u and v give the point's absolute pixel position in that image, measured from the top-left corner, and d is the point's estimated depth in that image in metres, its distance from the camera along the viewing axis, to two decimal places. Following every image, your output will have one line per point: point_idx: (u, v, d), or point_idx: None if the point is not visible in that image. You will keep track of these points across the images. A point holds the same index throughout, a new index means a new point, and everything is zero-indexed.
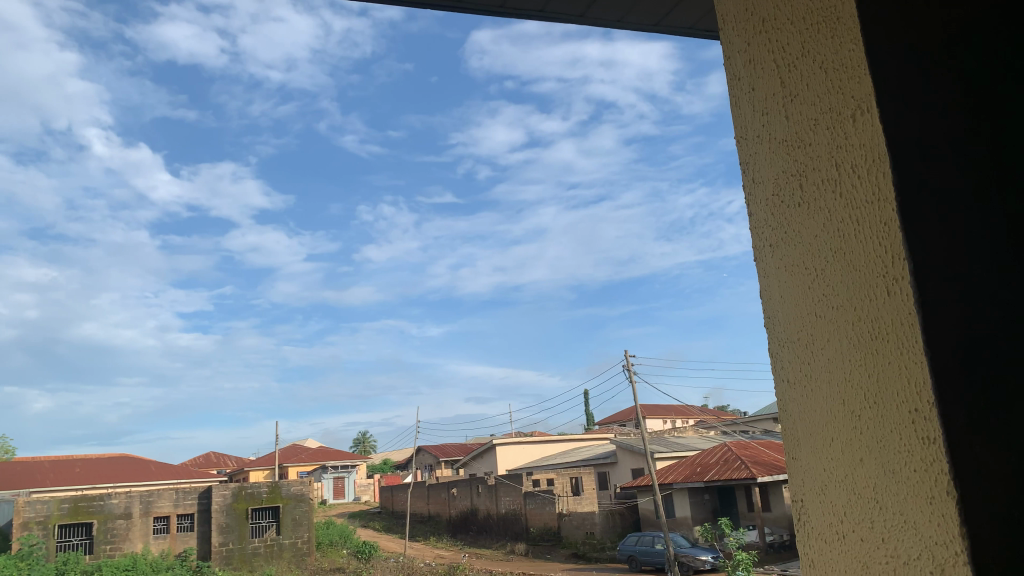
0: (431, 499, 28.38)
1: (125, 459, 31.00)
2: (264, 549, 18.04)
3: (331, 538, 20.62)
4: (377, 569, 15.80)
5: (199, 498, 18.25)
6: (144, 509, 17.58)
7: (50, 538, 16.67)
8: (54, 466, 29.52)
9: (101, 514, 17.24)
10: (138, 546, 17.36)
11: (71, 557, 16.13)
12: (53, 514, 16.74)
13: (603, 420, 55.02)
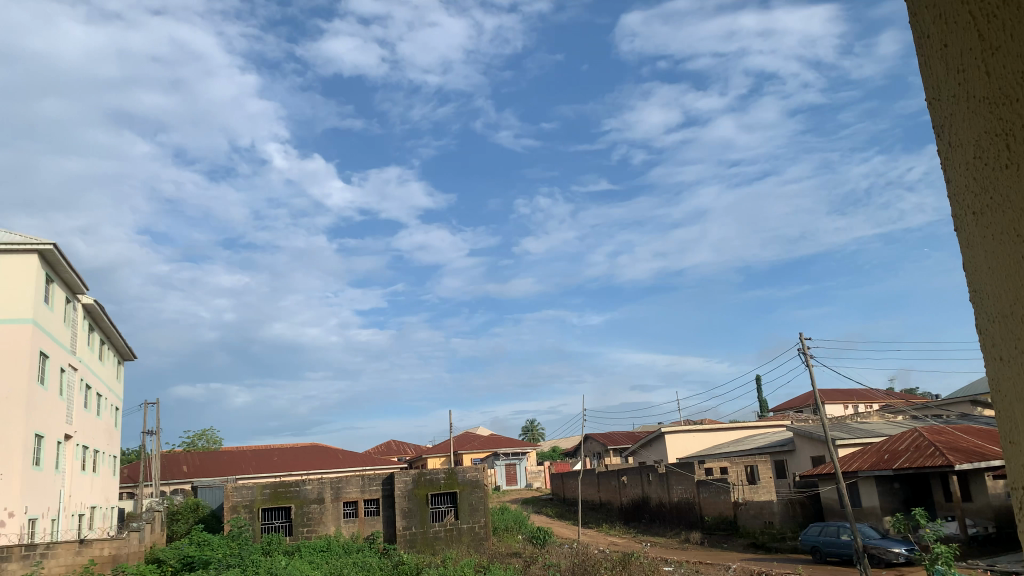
0: (601, 487, 28.46)
1: (316, 449, 33.39)
2: (444, 533, 18.79)
3: (507, 524, 21.20)
4: (552, 555, 16.06)
5: (382, 484, 19.29)
6: (334, 495, 18.88)
7: (255, 520, 18.32)
8: (255, 454, 32.36)
9: (297, 498, 18.66)
10: (331, 529, 18.67)
11: (274, 538, 17.64)
12: (257, 499, 18.37)
13: (778, 406, 52.72)
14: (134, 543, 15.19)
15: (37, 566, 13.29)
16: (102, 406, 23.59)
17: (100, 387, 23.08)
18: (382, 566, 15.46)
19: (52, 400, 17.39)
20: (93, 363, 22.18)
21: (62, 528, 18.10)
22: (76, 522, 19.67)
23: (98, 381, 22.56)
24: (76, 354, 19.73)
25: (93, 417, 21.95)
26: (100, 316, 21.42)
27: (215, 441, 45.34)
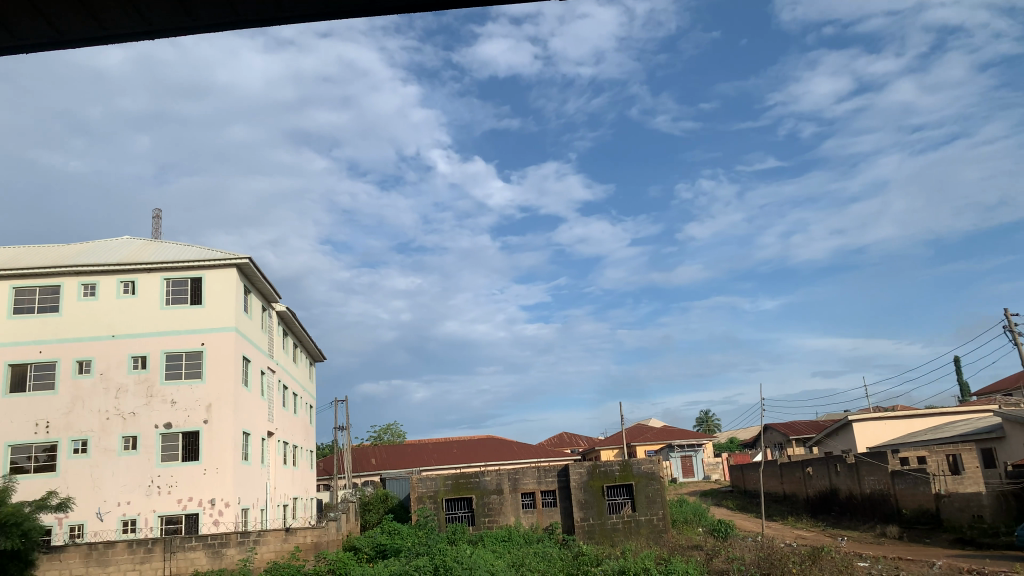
0: (785, 478, 27.26)
1: (493, 441, 34.36)
2: (622, 525, 18.81)
3: (686, 516, 20.82)
4: (735, 548, 15.57)
5: (558, 475, 19.56)
6: (512, 486, 19.30)
7: (440, 510, 19.10)
8: (436, 447, 33.81)
9: (478, 489, 19.23)
10: (511, 519, 19.14)
11: (458, 528, 18.35)
12: (440, 490, 19.14)
13: (982, 390, 48.08)
14: (332, 531, 16.24)
15: (251, 551, 14.65)
16: (298, 404, 25.54)
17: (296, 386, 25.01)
18: (563, 556, 15.61)
19: (255, 400, 19.04)
20: (288, 364, 24.04)
21: (270, 516, 19.82)
22: (282, 512, 21.41)
23: (293, 381, 24.47)
24: (273, 357, 21.49)
25: (291, 414, 23.85)
26: (293, 322, 23.20)
27: (400, 435, 47.79)
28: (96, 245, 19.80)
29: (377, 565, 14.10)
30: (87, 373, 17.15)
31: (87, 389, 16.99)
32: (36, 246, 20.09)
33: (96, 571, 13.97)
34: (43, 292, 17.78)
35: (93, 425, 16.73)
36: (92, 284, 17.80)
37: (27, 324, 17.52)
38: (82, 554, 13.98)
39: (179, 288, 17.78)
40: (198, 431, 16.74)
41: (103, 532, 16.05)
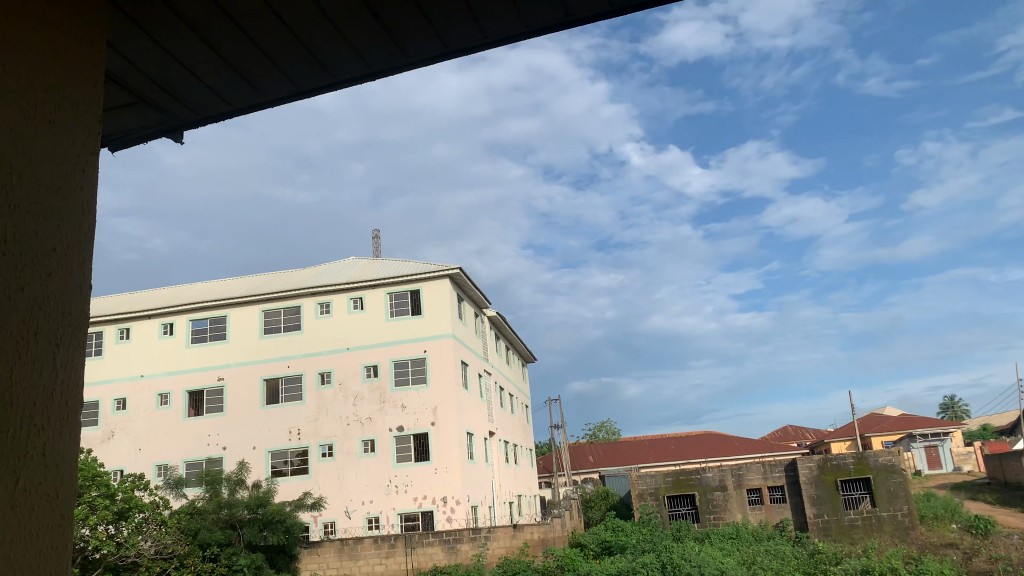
0: None
1: (712, 437, 33.40)
2: (862, 522, 17.55)
3: (936, 511, 18.98)
4: (999, 548, 13.95)
5: (786, 471, 18.63)
6: (737, 482, 18.67)
7: (662, 508, 18.95)
8: (653, 444, 33.51)
9: (701, 486, 18.82)
10: (738, 516, 18.52)
11: (683, 525, 18.06)
12: (661, 487, 18.99)
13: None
14: (558, 528, 16.51)
15: (483, 547, 15.34)
16: (515, 405, 26.40)
17: (512, 387, 25.91)
18: (798, 555, 14.81)
19: (476, 403, 19.92)
20: (503, 366, 24.96)
21: (498, 514, 20.64)
22: (509, 509, 22.23)
23: (509, 382, 25.37)
24: (489, 361, 22.39)
25: (509, 415, 24.74)
26: (504, 326, 24.03)
27: (615, 433, 47.88)
28: (326, 268, 21.74)
29: (605, 562, 14.19)
30: (328, 383, 18.88)
31: (329, 398, 18.73)
32: (277, 272, 22.43)
33: (349, 565, 15.28)
34: (285, 312, 19.80)
35: (337, 431, 18.36)
36: (327, 302, 19.60)
37: (274, 342, 19.57)
38: (336, 549, 15.34)
39: (400, 301, 19.07)
40: (427, 433, 17.80)
41: (352, 529, 17.52)
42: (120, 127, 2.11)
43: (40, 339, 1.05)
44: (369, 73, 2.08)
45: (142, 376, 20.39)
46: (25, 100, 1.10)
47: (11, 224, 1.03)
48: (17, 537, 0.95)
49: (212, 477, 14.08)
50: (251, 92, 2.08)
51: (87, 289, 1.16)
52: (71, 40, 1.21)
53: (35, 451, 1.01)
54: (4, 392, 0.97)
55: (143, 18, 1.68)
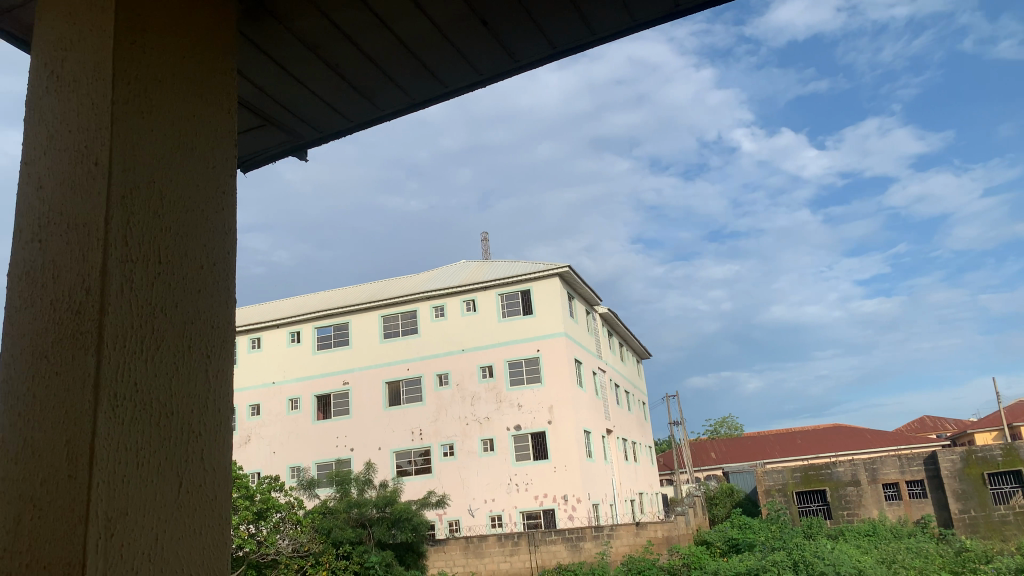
0: None
1: (840, 429, 32.00)
2: (1015, 517, 16.34)
3: None
4: None
5: (926, 464, 17.64)
6: (871, 476, 17.84)
7: (791, 504, 18.24)
8: (779, 439, 32.43)
9: (832, 481, 18.08)
10: (874, 512, 17.66)
11: (814, 522, 17.30)
12: (789, 482, 18.30)
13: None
14: (682, 526, 16.23)
15: (607, 545, 15.27)
16: (632, 402, 26.18)
17: (627, 383, 25.72)
18: (942, 552, 13.98)
19: (592, 400, 19.88)
20: (618, 363, 24.82)
21: (620, 511, 20.53)
22: (631, 506, 22.07)
23: (624, 378, 25.19)
24: (603, 358, 22.30)
25: (626, 411, 24.56)
26: (617, 322, 23.88)
27: (737, 428, 46.64)
28: (439, 272, 22.25)
29: (734, 560, 13.81)
30: (446, 384, 19.32)
31: (448, 398, 19.17)
32: (393, 278, 23.14)
33: (475, 562, 15.56)
34: (403, 317, 20.42)
35: (456, 430, 18.73)
36: (441, 305, 20.07)
37: (394, 346, 20.21)
38: (461, 546, 15.65)
39: (512, 301, 19.29)
40: (544, 431, 17.89)
41: (476, 526, 17.81)
42: (253, 148, 2.25)
43: (193, 347, 1.12)
44: (480, 79, 2.12)
45: (273, 383, 21.48)
46: (170, 127, 1.18)
47: (160, 243, 1.11)
48: (183, 531, 1.03)
49: (342, 478, 14.75)
50: (369, 107, 2.15)
51: (232, 302, 1.23)
52: (208, 66, 1.30)
53: (194, 456, 1.07)
54: (164, 399, 1.05)
55: (267, 44, 1.77)
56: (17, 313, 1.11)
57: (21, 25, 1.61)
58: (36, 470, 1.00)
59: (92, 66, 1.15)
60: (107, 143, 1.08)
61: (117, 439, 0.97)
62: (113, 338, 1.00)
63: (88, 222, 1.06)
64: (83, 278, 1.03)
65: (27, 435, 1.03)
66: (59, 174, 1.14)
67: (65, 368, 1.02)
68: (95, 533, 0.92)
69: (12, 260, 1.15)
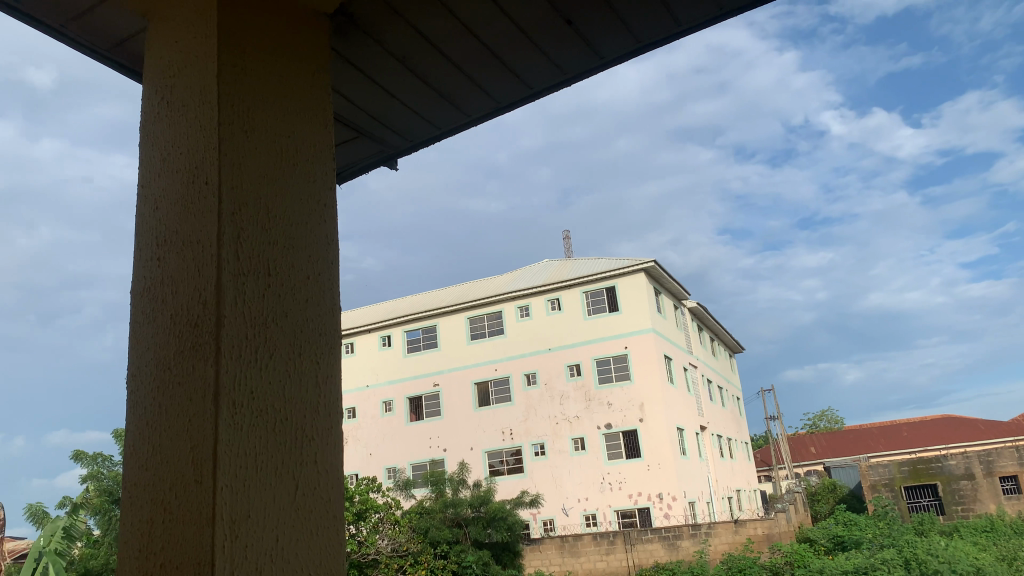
0: None
1: (949, 420, 30.51)
2: None
3: None
4: None
5: None
6: (987, 469, 16.91)
7: (900, 500, 17.53)
8: (882, 432, 31.14)
9: (943, 475, 17.27)
10: (991, 507, 16.75)
11: (926, 517, 16.43)
12: (896, 477, 17.55)
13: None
14: (783, 524, 15.80)
15: (705, 543, 14.98)
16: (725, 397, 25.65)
17: (720, 379, 25.20)
18: None
19: (684, 396, 19.56)
20: (709, 358, 24.36)
21: (717, 509, 20.13)
22: (728, 504, 21.63)
23: (717, 373, 24.70)
24: (693, 353, 21.93)
25: (720, 407, 24.07)
26: (707, 316, 23.43)
27: (837, 421, 45.14)
28: (524, 272, 22.34)
29: (840, 558, 13.30)
30: (534, 384, 19.38)
31: (537, 398, 19.22)
32: (478, 280, 23.38)
33: (570, 561, 15.51)
34: (489, 318, 20.62)
35: (547, 430, 18.77)
36: (526, 305, 20.16)
37: (481, 347, 20.41)
38: (557, 546, 15.63)
39: (597, 298, 19.20)
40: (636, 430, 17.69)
41: (570, 526, 17.79)
42: (347, 160, 2.32)
43: (303, 353, 1.16)
44: (565, 79, 2.11)
45: (367, 387, 22.03)
46: (273, 145, 1.23)
47: (269, 256, 1.16)
48: (301, 533, 1.07)
49: (436, 478, 15.04)
50: (456, 114, 2.18)
51: (337, 310, 1.27)
52: (304, 83, 1.34)
53: (308, 460, 1.11)
54: (279, 406, 1.09)
55: (357, 59, 1.82)
56: (141, 328, 1.18)
57: (131, 57, 1.71)
58: (165, 474, 1.06)
59: (198, 91, 1.20)
60: (216, 164, 1.13)
61: (237, 444, 1.02)
62: (230, 348, 1.05)
63: (202, 239, 1.11)
64: (200, 292, 1.09)
65: (154, 440, 1.10)
66: (174, 196, 1.20)
67: (186, 379, 1.07)
68: (221, 535, 0.96)
69: (134, 280, 1.23)
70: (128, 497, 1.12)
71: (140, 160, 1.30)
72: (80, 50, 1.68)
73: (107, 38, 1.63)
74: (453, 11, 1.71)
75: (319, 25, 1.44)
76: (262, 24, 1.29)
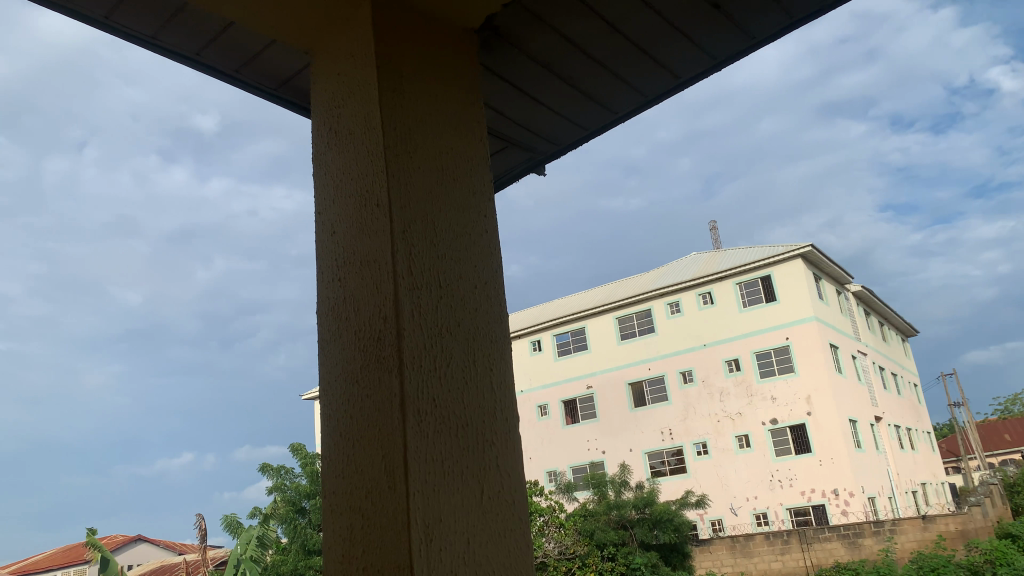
0: None
1: None
2: None
3: None
4: None
5: None
6: None
7: None
8: None
9: None
10: None
11: None
12: None
13: None
14: (980, 519, 14.47)
15: (890, 541, 14.08)
16: (901, 384, 24.00)
17: (894, 365, 23.63)
18: None
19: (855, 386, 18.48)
20: (880, 344, 22.89)
21: (901, 505, 18.85)
22: (913, 499, 20.22)
23: (889, 360, 23.18)
24: (862, 340, 20.67)
25: (897, 395, 22.54)
26: (874, 300, 22.04)
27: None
28: (672, 267, 21.95)
29: None
30: (691, 382, 18.98)
31: (695, 396, 18.80)
32: (626, 279, 23.20)
33: (744, 562, 15.03)
34: (639, 317, 20.43)
35: (709, 428, 18.31)
36: (677, 301, 19.81)
37: (633, 347, 20.24)
38: (728, 546, 15.20)
39: (751, 289, 18.54)
40: (804, 423, 16.85)
41: (740, 525, 17.25)
42: (500, 169, 2.37)
43: (477, 361, 1.20)
44: (715, 64, 2.05)
45: (522, 392, 22.39)
46: (434, 163, 1.28)
47: (439, 270, 1.20)
48: (489, 534, 1.10)
49: (598, 480, 15.11)
50: (604, 112, 2.17)
51: (506, 317, 1.29)
52: (459, 102, 1.38)
53: (491, 463, 1.15)
54: (460, 414, 1.13)
55: (504, 69, 1.85)
56: (330, 346, 1.26)
57: (297, 92, 1.83)
58: (361, 482, 1.12)
59: (364, 118, 1.27)
60: (385, 187, 1.19)
61: (425, 450, 1.06)
62: (412, 360, 1.09)
63: (377, 259, 1.17)
64: (380, 308, 1.14)
65: (348, 450, 1.16)
66: (349, 220, 1.27)
67: (374, 392, 1.13)
68: (418, 538, 1.00)
69: (319, 301, 1.31)
70: (328, 504, 1.19)
71: (315, 190, 1.39)
72: (251, 91, 1.81)
73: (275, 77, 1.75)
74: (596, 9, 1.70)
75: (466, 41, 1.49)
76: (416, 46, 1.34)
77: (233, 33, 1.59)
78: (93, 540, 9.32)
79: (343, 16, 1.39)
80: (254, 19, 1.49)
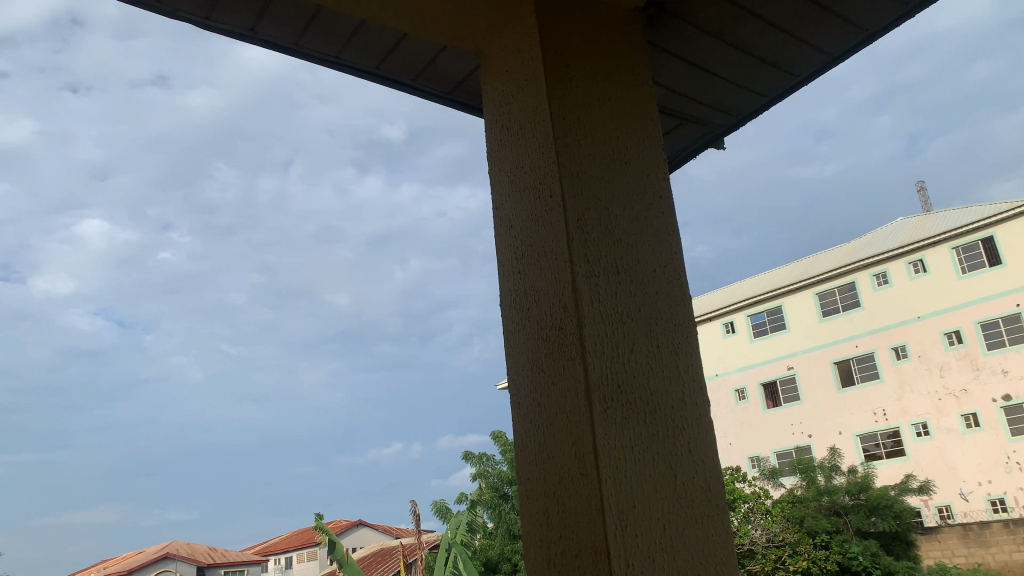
0: None
1: None
2: None
3: None
4: None
5: None
6: None
7: None
8: None
9: None
10: None
11: None
12: None
13: None
14: None
15: None
16: None
17: None
18: None
19: None
20: None
21: None
22: None
23: None
24: None
25: None
26: None
27: None
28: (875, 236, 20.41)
29: None
30: (905, 358, 17.56)
31: (910, 372, 17.36)
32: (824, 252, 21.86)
33: (980, 552, 13.80)
34: (841, 291, 19.18)
35: (929, 407, 16.87)
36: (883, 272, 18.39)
37: (836, 323, 19.04)
38: (959, 535, 14.06)
39: (970, 253, 16.83)
40: None
41: (973, 512, 15.79)
42: (674, 147, 2.32)
43: (663, 346, 1.18)
44: (906, 12, 1.87)
45: (717, 375, 21.76)
46: (605, 152, 1.27)
47: (615, 256, 1.19)
48: (685, 521, 1.08)
49: (806, 465, 14.40)
50: (784, 77, 2.05)
51: (687, 302, 1.26)
52: (625, 84, 1.36)
53: (683, 449, 1.13)
54: (646, 396, 1.12)
55: (673, 44, 1.80)
56: (515, 336, 1.29)
57: (470, 94, 1.89)
58: (554, 469, 1.14)
59: (533, 110, 1.29)
60: (557, 176, 1.19)
61: (614, 437, 1.06)
62: (595, 346, 1.10)
63: (555, 250, 1.18)
64: (560, 297, 1.15)
65: (539, 438, 1.19)
66: (524, 210, 1.30)
67: (558, 380, 1.14)
68: (612, 523, 1.00)
69: (502, 296, 1.35)
70: (524, 492, 1.22)
71: (492, 186, 1.43)
72: (428, 97, 1.90)
73: (448, 82, 1.82)
74: None
75: (632, 23, 1.46)
76: (580, 33, 1.34)
77: (409, 44, 1.67)
78: (321, 525, 10.15)
79: (508, 14, 1.42)
80: (426, 27, 1.56)
